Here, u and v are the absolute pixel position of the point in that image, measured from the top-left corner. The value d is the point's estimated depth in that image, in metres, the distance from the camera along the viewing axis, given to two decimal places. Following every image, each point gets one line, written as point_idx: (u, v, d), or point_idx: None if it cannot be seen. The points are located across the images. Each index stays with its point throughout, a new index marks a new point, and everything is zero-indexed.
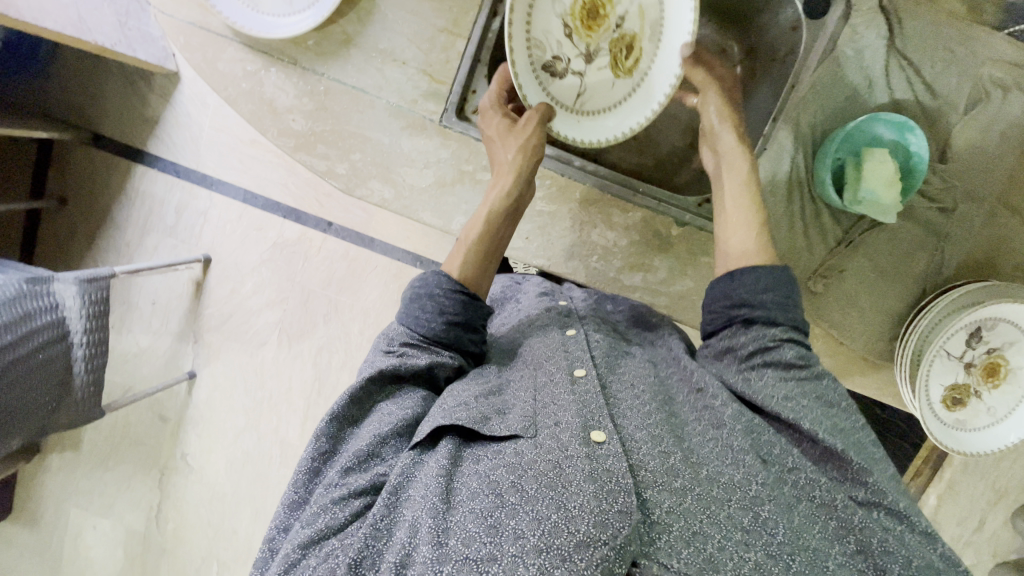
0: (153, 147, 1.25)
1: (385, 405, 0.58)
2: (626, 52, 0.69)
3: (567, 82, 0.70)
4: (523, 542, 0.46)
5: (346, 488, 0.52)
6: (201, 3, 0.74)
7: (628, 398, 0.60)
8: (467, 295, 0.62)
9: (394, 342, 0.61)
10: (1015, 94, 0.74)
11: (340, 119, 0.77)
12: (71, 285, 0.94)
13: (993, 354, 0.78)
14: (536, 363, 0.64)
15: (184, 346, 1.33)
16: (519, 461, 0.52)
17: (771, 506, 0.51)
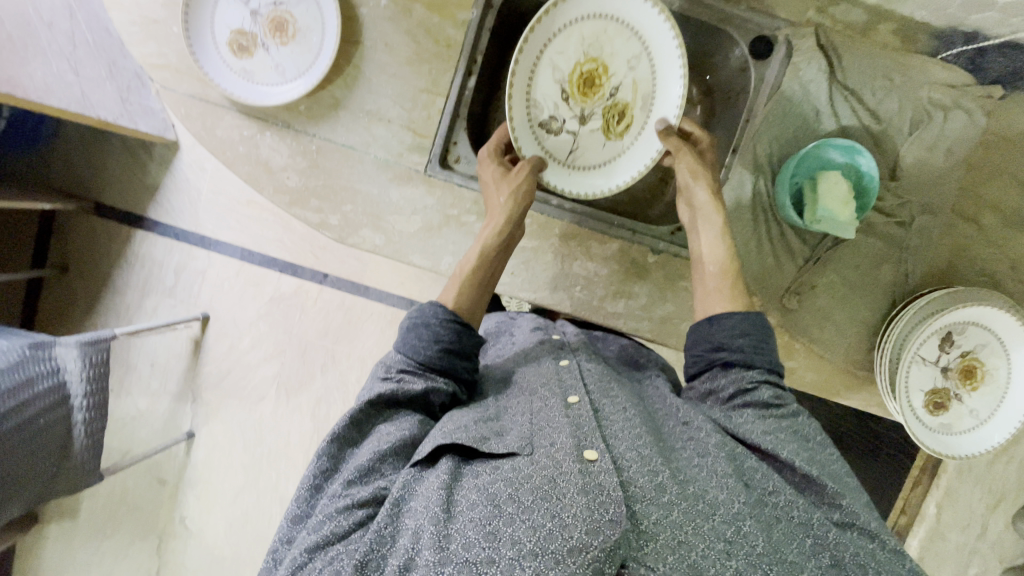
0: (154, 211, 1.45)
1: (384, 427, 0.61)
2: (618, 118, 0.77)
3: (561, 139, 0.78)
4: (519, 547, 0.49)
5: (350, 499, 0.55)
6: (200, 78, 0.81)
7: (620, 421, 0.62)
8: (460, 324, 0.66)
9: (391, 367, 0.64)
10: (953, 114, 0.80)
11: (331, 175, 0.82)
12: (73, 349, 1.08)
13: (967, 357, 0.81)
14: (531, 389, 0.67)
15: (183, 406, 1.51)
16: (517, 476, 0.55)
17: (753, 523, 0.53)
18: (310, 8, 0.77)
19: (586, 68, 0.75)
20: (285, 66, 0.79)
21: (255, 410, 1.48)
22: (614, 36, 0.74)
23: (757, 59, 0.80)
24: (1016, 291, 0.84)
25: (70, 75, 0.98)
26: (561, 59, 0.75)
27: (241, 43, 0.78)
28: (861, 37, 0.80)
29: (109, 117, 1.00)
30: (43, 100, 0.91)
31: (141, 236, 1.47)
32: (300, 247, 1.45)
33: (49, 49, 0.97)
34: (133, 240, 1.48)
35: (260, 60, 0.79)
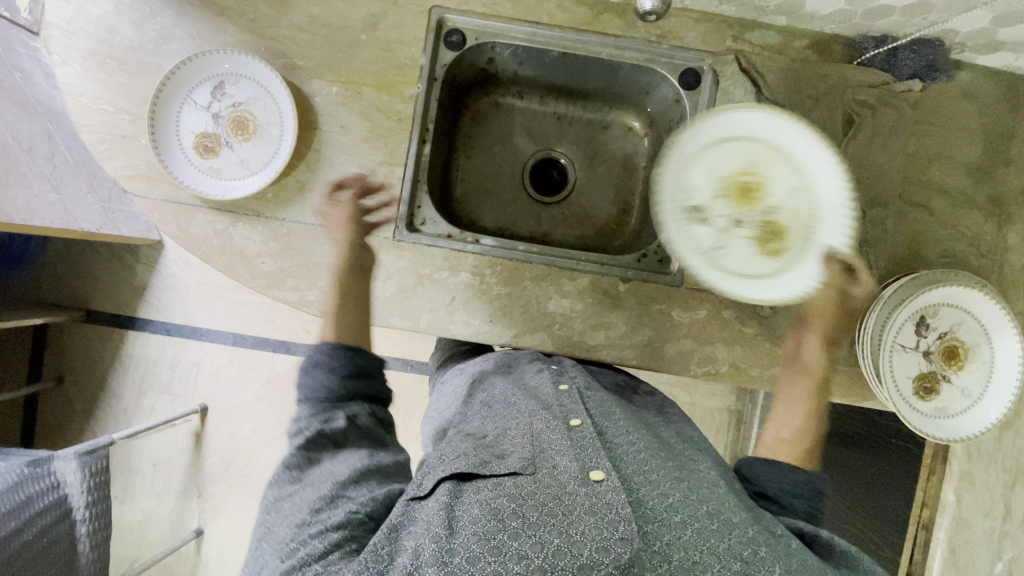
0: (145, 311, 1.48)
1: (323, 461, 0.65)
2: (774, 237, 0.76)
3: (703, 232, 0.77)
4: (526, 562, 0.49)
5: (323, 524, 0.56)
6: (171, 182, 0.85)
7: (627, 447, 0.66)
8: (331, 342, 0.76)
9: (304, 407, 0.71)
10: (881, 110, 0.83)
11: (304, 253, 0.85)
12: (71, 460, 1.13)
13: (946, 338, 0.82)
14: (531, 412, 0.71)
15: (189, 503, 1.50)
16: (520, 491, 0.57)
17: (767, 550, 0.55)
18: (269, 104, 0.83)
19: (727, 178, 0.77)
20: (250, 160, 0.84)
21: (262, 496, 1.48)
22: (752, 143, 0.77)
23: (688, 89, 0.88)
24: (978, 267, 0.86)
25: (53, 195, 1.12)
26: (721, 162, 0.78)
27: (206, 144, 0.84)
28: (780, 55, 0.85)
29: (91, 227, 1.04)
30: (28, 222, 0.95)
31: (132, 335, 1.49)
32: (289, 323, 1.47)
33: (30, 173, 1.11)
34: (125, 340, 1.50)
35: (226, 156, 0.84)
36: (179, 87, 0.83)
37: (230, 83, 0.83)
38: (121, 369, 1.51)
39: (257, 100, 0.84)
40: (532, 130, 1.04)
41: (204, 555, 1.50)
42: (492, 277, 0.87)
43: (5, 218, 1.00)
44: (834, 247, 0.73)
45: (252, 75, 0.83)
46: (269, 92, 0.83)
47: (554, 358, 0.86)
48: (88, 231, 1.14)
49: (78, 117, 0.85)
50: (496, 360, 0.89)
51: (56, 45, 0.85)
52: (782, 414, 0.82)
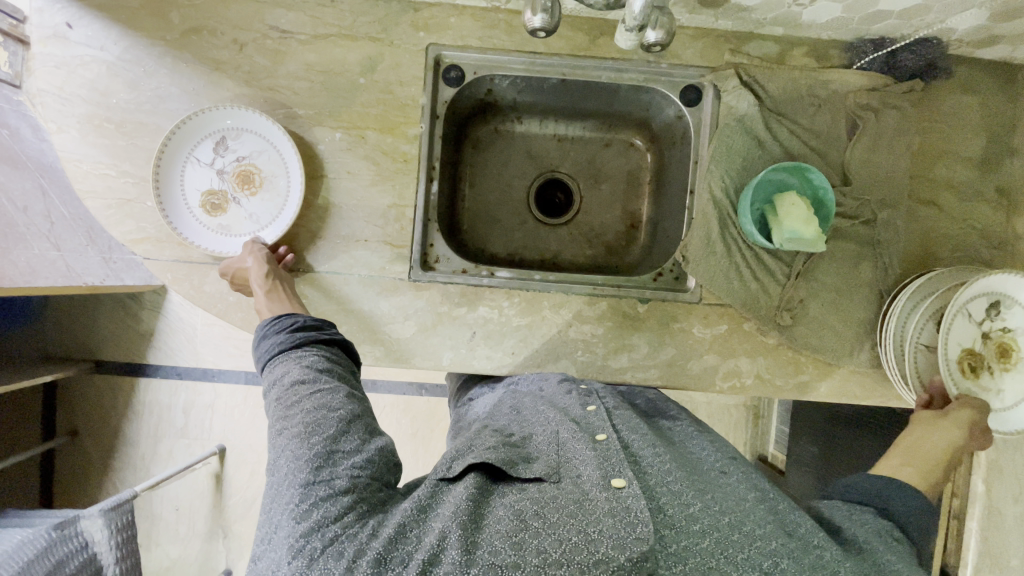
0: (153, 357, 1.46)
1: (303, 406, 0.61)
2: (973, 367, 0.77)
3: (977, 310, 0.77)
4: (545, 556, 0.48)
5: (335, 485, 0.53)
6: (181, 242, 0.84)
7: (652, 460, 0.65)
8: (285, 314, 0.73)
9: (270, 376, 0.66)
10: (884, 112, 0.84)
11: (320, 302, 0.85)
12: (97, 517, 1.12)
13: (1005, 337, 0.76)
14: (557, 424, 0.70)
15: (214, 544, 1.51)
16: (543, 495, 0.56)
17: (790, 562, 0.50)
18: (274, 156, 0.83)
19: (993, 325, 0.77)
20: (259, 214, 0.83)
21: None
22: (1018, 309, 0.75)
23: (690, 106, 0.88)
24: (992, 258, 0.87)
25: (53, 253, 1.10)
26: (975, 345, 0.77)
27: (213, 201, 0.83)
28: (780, 66, 0.85)
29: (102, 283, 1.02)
30: None
31: (143, 383, 1.48)
32: None
33: (28, 233, 1.09)
34: (137, 389, 1.49)
35: (235, 210, 0.83)
36: (180, 145, 0.81)
37: (232, 137, 0.82)
38: (135, 417, 1.50)
39: (261, 152, 0.83)
40: (534, 153, 1.04)
41: None
42: (510, 309, 0.88)
43: (10, 281, 0.97)
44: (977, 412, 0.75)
45: (251, 127, 0.82)
46: (273, 144, 0.82)
47: (586, 381, 0.84)
48: (92, 285, 1.08)
49: (80, 184, 0.84)
50: (511, 378, 0.87)
51: (51, 111, 0.83)
52: (908, 450, 0.71)
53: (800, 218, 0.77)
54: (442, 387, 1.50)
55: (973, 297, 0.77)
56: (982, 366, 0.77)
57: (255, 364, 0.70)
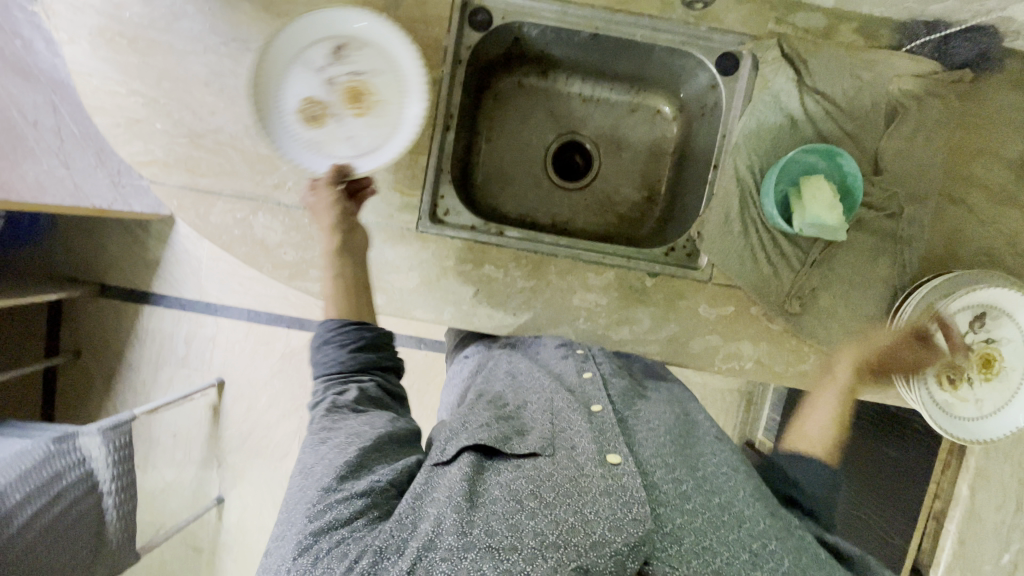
0: (157, 287, 1.47)
1: (350, 422, 0.62)
2: (952, 374, 0.80)
3: (962, 321, 0.80)
4: (542, 538, 0.51)
5: (349, 488, 0.56)
6: (189, 168, 0.83)
7: (645, 433, 0.66)
8: (354, 325, 0.70)
9: (320, 395, 0.67)
10: (926, 102, 0.81)
11: (323, 244, 0.84)
12: (96, 435, 1.14)
13: (988, 347, 0.80)
14: (554, 389, 0.72)
15: (209, 472, 1.53)
16: (539, 473, 0.58)
17: (778, 543, 0.54)
18: (382, 77, 0.77)
19: (975, 338, 0.80)
20: (358, 137, 0.78)
21: (281, 467, 1.52)
22: (1005, 322, 0.79)
23: (725, 76, 0.84)
24: (1016, 266, 0.84)
25: (62, 170, 1.10)
26: (957, 357, 0.80)
27: (312, 109, 0.77)
28: (824, 42, 0.81)
29: None
30: None
31: (148, 309, 1.49)
32: (303, 300, 1.46)
33: (36, 148, 1.07)
34: (140, 316, 1.50)
35: (326, 129, 0.78)
36: (286, 56, 0.76)
37: (355, 46, 0.77)
38: (137, 340, 1.52)
39: (378, 71, 0.77)
40: (557, 112, 1.01)
41: (226, 521, 1.54)
42: (515, 270, 0.86)
43: (16, 196, 0.98)
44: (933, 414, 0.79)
45: (371, 40, 0.77)
46: (385, 65, 0.77)
47: (589, 347, 0.87)
48: (99, 207, 1.10)
49: (89, 98, 0.82)
50: (516, 339, 0.90)
51: (63, 20, 0.80)
52: (818, 408, 0.86)
53: (826, 203, 0.75)
54: (440, 342, 1.51)
55: (959, 310, 0.80)
56: (961, 377, 0.80)
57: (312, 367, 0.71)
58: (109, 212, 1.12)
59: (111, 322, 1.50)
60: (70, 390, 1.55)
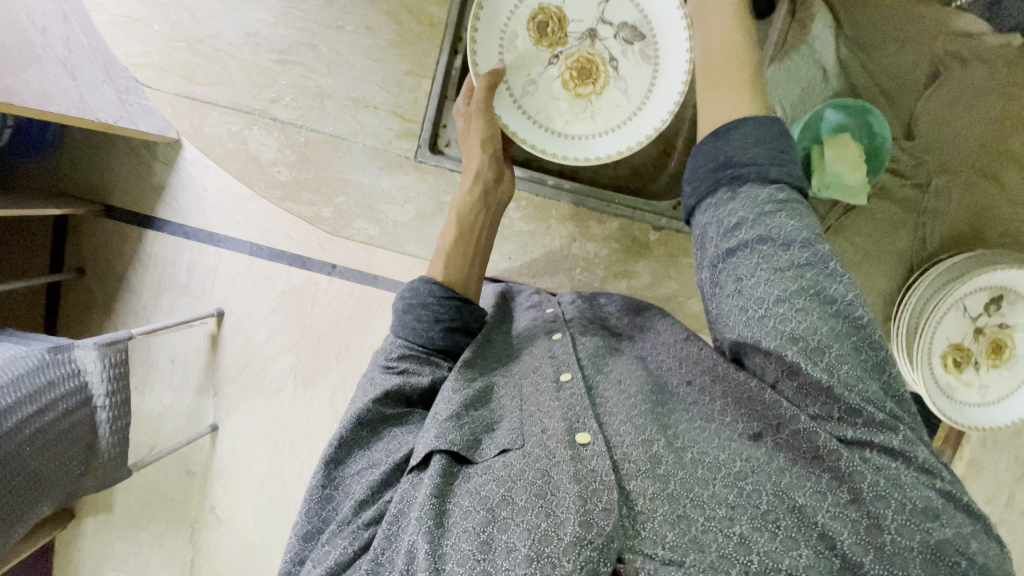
0: (162, 212, 1.28)
1: (395, 433, 0.65)
2: (961, 358, 0.81)
3: (978, 304, 0.81)
4: (514, 555, 0.49)
5: (357, 522, 0.57)
6: (185, 76, 0.90)
7: (614, 395, 0.64)
8: (459, 300, 0.73)
9: (399, 361, 0.69)
10: (972, 64, 0.80)
11: (321, 165, 0.93)
12: (91, 349, 1.04)
13: (1000, 332, 0.81)
14: (522, 375, 0.69)
15: (206, 400, 1.35)
16: (509, 473, 0.56)
17: (755, 478, 0.52)
18: (619, 88, 0.80)
19: (988, 321, 0.81)
20: (530, 102, 0.81)
21: (275, 401, 1.32)
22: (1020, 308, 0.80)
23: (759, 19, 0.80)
24: None
25: (67, 81, 0.83)
26: (966, 341, 0.81)
27: (544, 25, 0.78)
28: None
29: (111, 120, 0.85)
30: (44, 106, 0.77)
31: (151, 236, 1.30)
32: (306, 237, 1.26)
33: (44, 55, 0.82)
34: (144, 241, 1.31)
35: (531, 48, 0.79)
36: None
37: (639, 52, 0.79)
38: (138, 265, 1.33)
39: (622, 91, 0.80)
40: None
41: (220, 449, 1.35)
42: (517, 213, 0.94)
43: (17, 100, 0.75)
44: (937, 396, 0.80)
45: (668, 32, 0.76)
46: (631, 99, 0.80)
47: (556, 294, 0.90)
48: (104, 123, 0.84)
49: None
50: (501, 296, 0.87)
51: None
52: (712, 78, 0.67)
53: (851, 167, 0.75)
54: None
55: (974, 292, 0.80)
56: (969, 361, 0.82)
57: (393, 318, 0.73)
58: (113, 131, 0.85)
59: (103, 244, 1.32)
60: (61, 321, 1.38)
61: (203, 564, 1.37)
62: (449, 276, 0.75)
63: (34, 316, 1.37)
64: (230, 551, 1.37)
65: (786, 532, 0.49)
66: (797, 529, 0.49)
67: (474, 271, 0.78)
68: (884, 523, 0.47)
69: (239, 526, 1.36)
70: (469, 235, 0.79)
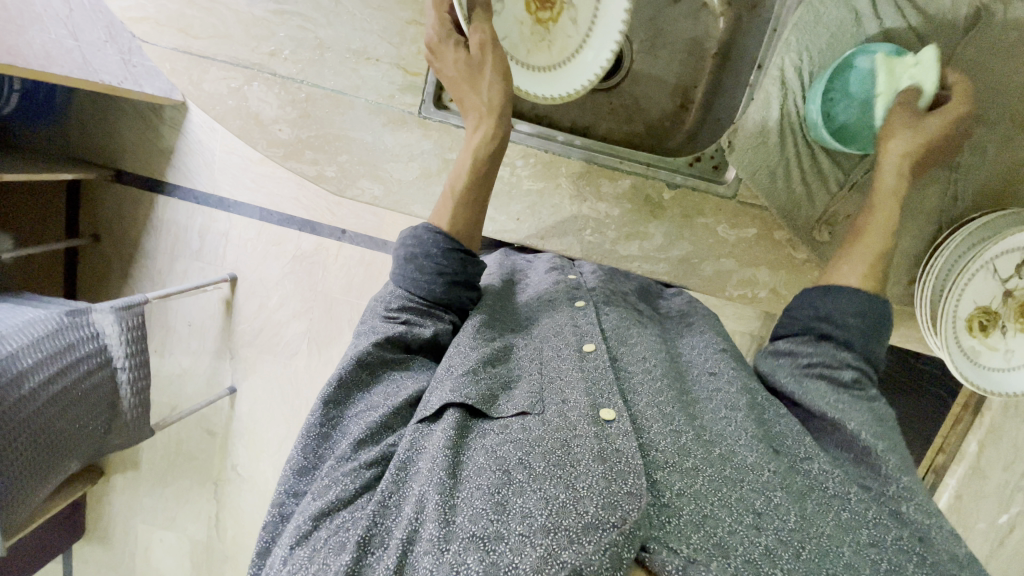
0: (170, 175, 1.28)
1: (396, 376, 0.65)
2: (988, 321, 0.79)
3: (1012, 266, 0.77)
4: (530, 521, 0.47)
5: (358, 461, 0.57)
6: (181, 30, 0.87)
7: (639, 375, 0.63)
8: (464, 254, 0.71)
9: (399, 313, 0.68)
10: (1017, 6, 0.74)
11: (323, 123, 0.91)
12: (109, 313, 1.05)
13: None
14: (542, 337, 0.68)
15: (222, 363, 1.37)
16: (527, 437, 0.55)
17: (784, 493, 0.52)
18: (573, 16, 0.79)
19: (1019, 283, 0.78)
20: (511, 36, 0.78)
21: (289, 365, 1.34)
22: None
23: None
24: None
25: (69, 41, 0.86)
26: (994, 303, 0.78)
27: None
28: None
29: (116, 82, 0.88)
30: (46, 67, 0.80)
31: (161, 201, 1.30)
32: (316, 202, 1.25)
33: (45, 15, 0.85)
34: (155, 205, 1.31)
35: None
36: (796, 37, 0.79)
37: None
38: (151, 229, 1.34)
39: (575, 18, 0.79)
40: None
41: (238, 410, 1.39)
42: (525, 170, 0.91)
43: (22, 62, 0.78)
44: (959, 360, 0.77)
45: None
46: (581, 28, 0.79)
47: (576, 262, 0.87)
48: (109, 86, 0.86)
49: None
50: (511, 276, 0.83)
51: None
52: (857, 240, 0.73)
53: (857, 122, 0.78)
54: None
55: (1006, 252, 0.77)
56: (995, 325, 0.79)
57: (394, 266, 0.72)
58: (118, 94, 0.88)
59: (115, 209, 1.32)
60: (78, 286, 1.40)
61: (226, 519, 1.43)
62: (456, 227, 0.73)
63: (53, 280, 1.39)
64: (252, 507, 1.42)
65: (808, 557, 0.48)
66: (820, 559, 0.48)
67: (479, 222, 0.75)
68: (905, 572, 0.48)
69: (260, 482, 1.41)
70: (483, 185, 0.75)
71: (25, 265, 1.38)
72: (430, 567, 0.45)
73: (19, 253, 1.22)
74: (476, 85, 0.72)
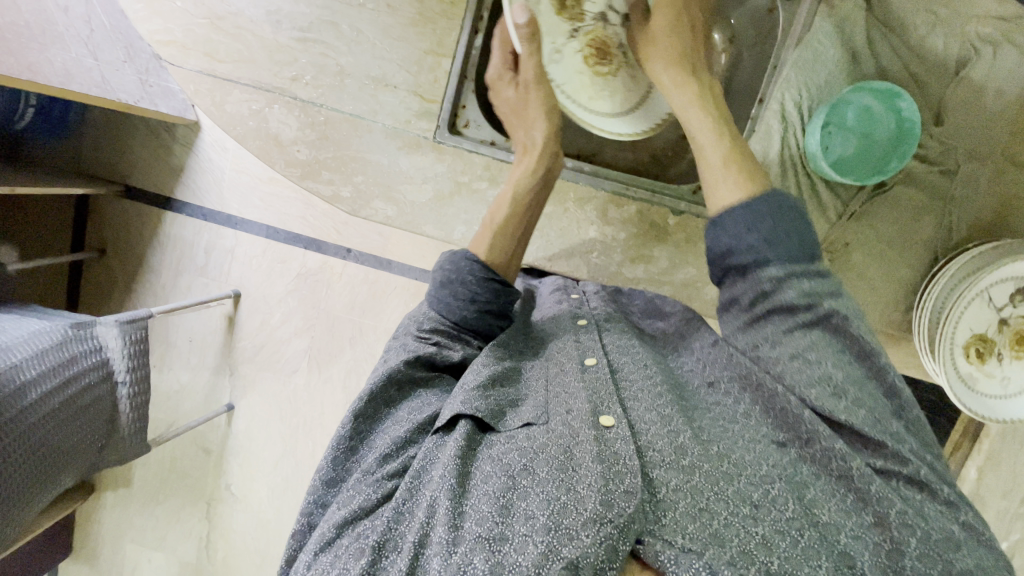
0: (179, 192, 1.30)
1: (423, 395, 0.66)
2: (983, 349, 0.81)
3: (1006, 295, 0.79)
4: (532, 522, 0.48)
5: (380, 472, 0.57)
6: (206, 54, 0.91)
7: (637, 381, 0.63)
8: (499, 283, 0.73)
9: (428, 334, 0.70)
10: (1006, 48, 0.79)
11: (340, 145, 0.94)
12: (113, 327, 1.06)
13: None
14: (548, 356, 0.70)
15: (221, 379, 1.37)
16: (531, 445, 0.56)
17: (781, 485, 0.53)
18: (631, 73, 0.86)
19: (1013, 312, 0.80)
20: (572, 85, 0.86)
21: (289, 382, 1.34)
22: None
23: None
24: None
25: (89, 61, 0.87)
26: (990, 331, 0.80)
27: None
28: None
29: (132, 101, 0.90)
30: (66, 85, 0.82)
31: (169, 217, 1.32)
32: (322, 222, 1.27)
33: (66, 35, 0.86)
34: (163, 222, 1.33)
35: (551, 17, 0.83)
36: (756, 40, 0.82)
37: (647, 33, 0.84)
38: (157, 244, 1.35)
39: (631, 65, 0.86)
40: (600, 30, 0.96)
41: (235, 427, 1.38)
42: None
43: (43, 80, 0.80)
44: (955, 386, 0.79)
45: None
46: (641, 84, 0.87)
47: (580, 282, 0.90)
48: (125, 103, 0.89)
49: None
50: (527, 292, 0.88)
51: None
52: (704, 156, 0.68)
53: (855, 157, 0.88)
54: None
55: (999, 281, 0.79)
56: (990, 353, 0.81)
57: (429, 287, 0.74)
58: (133, 111, 0.90)
59: (123, 224, 1.34)
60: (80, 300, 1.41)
61: (217, 540, 1.40)
62: (491, 258, 0.75)
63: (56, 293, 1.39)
64: (243, 527, 1.39)
65: (808, 543, 0.49)
66: (819, 544, 0.49)
67: (515, 251, 0.78)
68: (905, 549, 0.49)
69: (254, 502, 1.39)
70: (526, 215, 0.80)
71: (29, 278, 1.39)
72: (438, 567, 0.46)
73: (26, 266, 1.23)
74: (525, 118, 0.83)
